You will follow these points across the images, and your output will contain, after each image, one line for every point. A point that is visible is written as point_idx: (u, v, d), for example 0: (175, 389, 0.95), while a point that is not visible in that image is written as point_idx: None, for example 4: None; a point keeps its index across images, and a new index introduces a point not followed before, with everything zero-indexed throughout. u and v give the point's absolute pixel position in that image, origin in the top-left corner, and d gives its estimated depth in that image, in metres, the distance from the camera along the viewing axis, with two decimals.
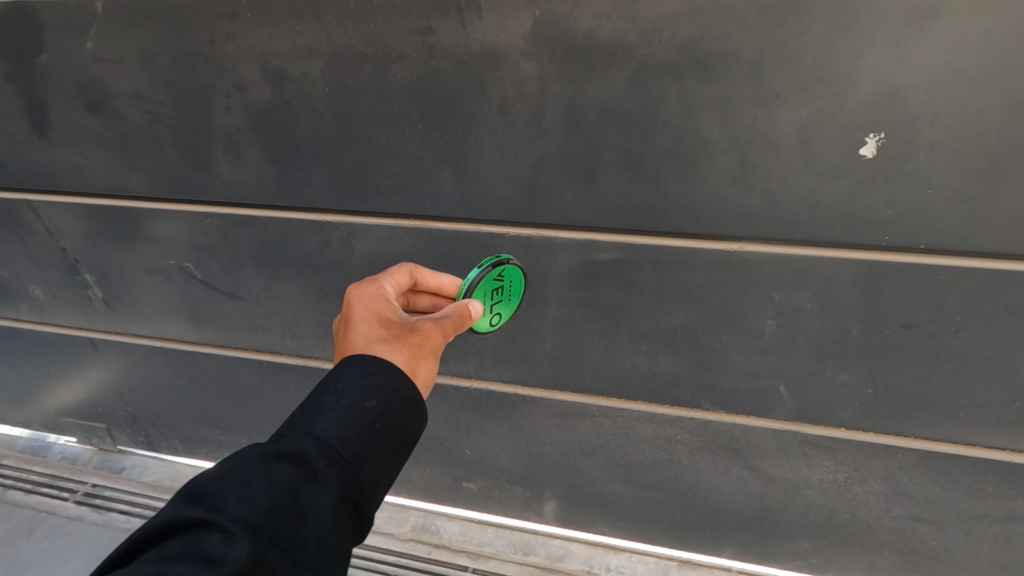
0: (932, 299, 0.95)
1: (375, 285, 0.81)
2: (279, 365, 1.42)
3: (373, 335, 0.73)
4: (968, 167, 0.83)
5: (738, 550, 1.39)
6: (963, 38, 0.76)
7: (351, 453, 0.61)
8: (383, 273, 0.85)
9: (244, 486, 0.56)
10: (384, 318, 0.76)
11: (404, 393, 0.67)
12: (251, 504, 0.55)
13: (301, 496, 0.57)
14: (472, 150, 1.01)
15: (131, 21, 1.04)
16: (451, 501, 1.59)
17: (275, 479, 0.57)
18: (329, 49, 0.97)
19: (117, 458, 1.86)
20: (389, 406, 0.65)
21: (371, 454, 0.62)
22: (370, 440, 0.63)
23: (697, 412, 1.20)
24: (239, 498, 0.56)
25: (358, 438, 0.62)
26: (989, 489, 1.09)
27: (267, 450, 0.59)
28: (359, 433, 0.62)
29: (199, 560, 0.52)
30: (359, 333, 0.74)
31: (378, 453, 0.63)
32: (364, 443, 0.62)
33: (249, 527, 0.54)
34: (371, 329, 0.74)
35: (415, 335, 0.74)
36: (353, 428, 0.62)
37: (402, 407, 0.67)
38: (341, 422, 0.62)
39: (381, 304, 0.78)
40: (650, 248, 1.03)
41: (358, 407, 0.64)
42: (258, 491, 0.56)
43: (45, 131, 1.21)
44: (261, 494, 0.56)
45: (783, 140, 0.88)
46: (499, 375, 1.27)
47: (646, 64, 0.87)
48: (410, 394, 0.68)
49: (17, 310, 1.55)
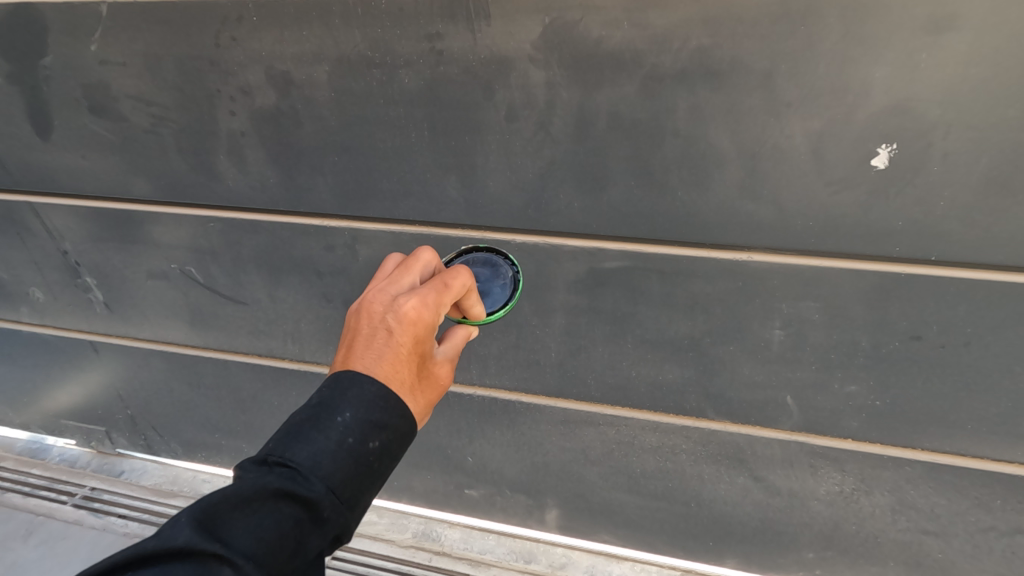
0: (942, 311, 0.94)
1: (432, 315, 0.69)
2: (280, 370, 1.41)
3: (407, 382, 0.67)
4: (980, 180, 0.82)
5: (742, 561, 1.38)
6: (979, 50, 0.75)
7: (352, 494, 0.62)
8: (447, 294, 0.72)
9: (250, 523, 0.57)
10: (421, 362, 0.69)
11: (406, 431, 0.66)
12: (257, 542, 0.56)
13: (301, 534, 0.59)
14: (479, 157, 1.00)
15: (136, 23, 1.03)
16: (452, 508, 1.58)
17: (280, 518, 0.58)
18: (336, 54, 0.96)
19: (116, 461, 1.84)
20: (391, 445, 0.65)
21: (368, 493, 0.64)
22: (369, 480, 0.63)
23: (702, 422, 1.19)
24: (246, 532, 0.57)
25: (358, 479, 0.62)
26: (996, 502, 1.08)
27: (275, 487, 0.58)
28: (361, 474, 0.62)
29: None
30: (397, 373, 0.66)
31: (375, 490, 0.64)
32: (364, 483, 0.63)
33: (254, 565, 0.56)
34: (408, 373, 0.67)
35: (434, 388, 0.72)
36: (356, 469, 0.62)
37: (400, 444, 0.66)
38: (346, 465, 0.61)
39: (426, 341, 0.69)
40: (658, 257, 1.02)
41: (362, 448, 0.62)
42: (264, 528, 0.57)
43: (47, 133, 1.20)
44: (267, 531, 0.57)
45: (794, 150, 0.87)
46: (503, 382, 1.26)
47: (656, 72, 0.86)
48: (410, 433, 0.67)
49: (17, 312, 1.54)
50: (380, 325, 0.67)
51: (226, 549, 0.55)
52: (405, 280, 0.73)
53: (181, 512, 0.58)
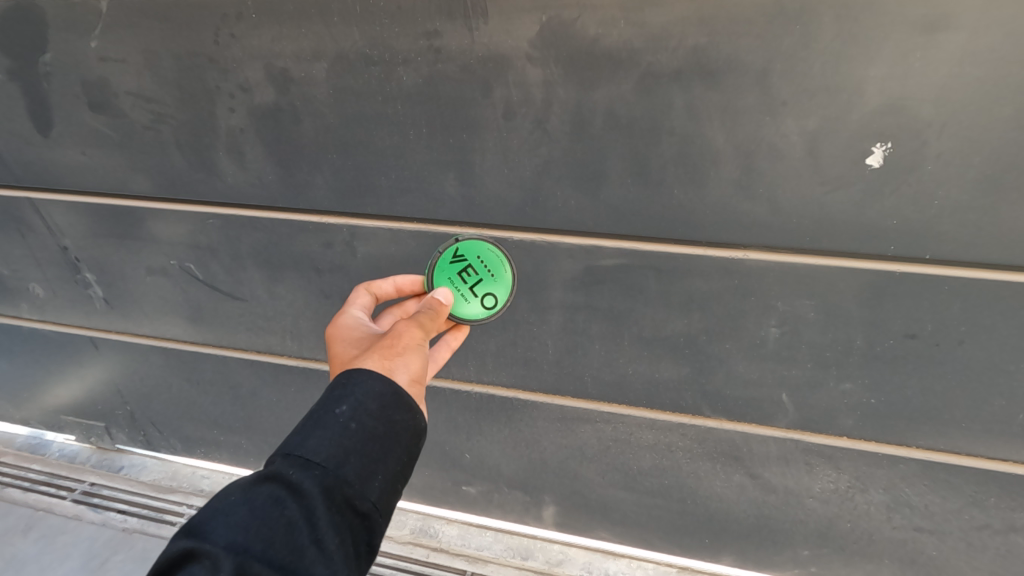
0: (936, 309, 0.95)
1: (344, 313, 0.86)
2: (278, 366, 1.41)
3: (351, 357, 0.76)
4: (974, 178, 0.83)
5: (738, 558, 1.38)
6: (973, 48, 0.75)
7: (329, 459, 0.62)
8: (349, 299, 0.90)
9: (229, 514, 0.59)
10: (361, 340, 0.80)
11: (376, 389, 0.67)
12: (237, 527, 0.58)
13: (284, 510, 0.59)
14: (477, 154, 1.01)
15: (137, 20, 1.03)
16: (450, 504, 1.59)
17: (256, 500, 0.60)
18: (334, 51, 0.97)
19: (116, 456, 1.85)
20: (363, 407, 0.66)
21: (352, 456, 0.63)
22: (346, 443, 0.63)
23: (699, 419, 1.19)
24: (227, 523, 0.59)
25: (333, 444, 0.63)
26: (990, 499, 1.09)
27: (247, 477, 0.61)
28: (334, 439, 0.63)
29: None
30: (340, 360, 0.78)
31: (357, 453, 0.63)
32: (340, 446, 0.63)
33: (235, 550, 0.56)
34: (348, 353, 0.78)
35: (386, 339, 0.75)
36: (328, 435, 0.63)
37: (378, 404, 0.66)
38: (312, 433, 0.63)
39: (351, 328, 0.82)
40: (654, 254, 1.03)
41: (327, 416, 0.65)
42: (243, 514, 0.59)
43: (47, 130, 1.21)
44: (245, 516, 0.59)
45: (789, 148, 0.87)
46: (500, 379, 1.27)
47: (652, 70, 0.86)
48: (386, 392, 0.68)
49: (18, 308, 1.55)
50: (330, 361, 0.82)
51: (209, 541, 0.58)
52: None
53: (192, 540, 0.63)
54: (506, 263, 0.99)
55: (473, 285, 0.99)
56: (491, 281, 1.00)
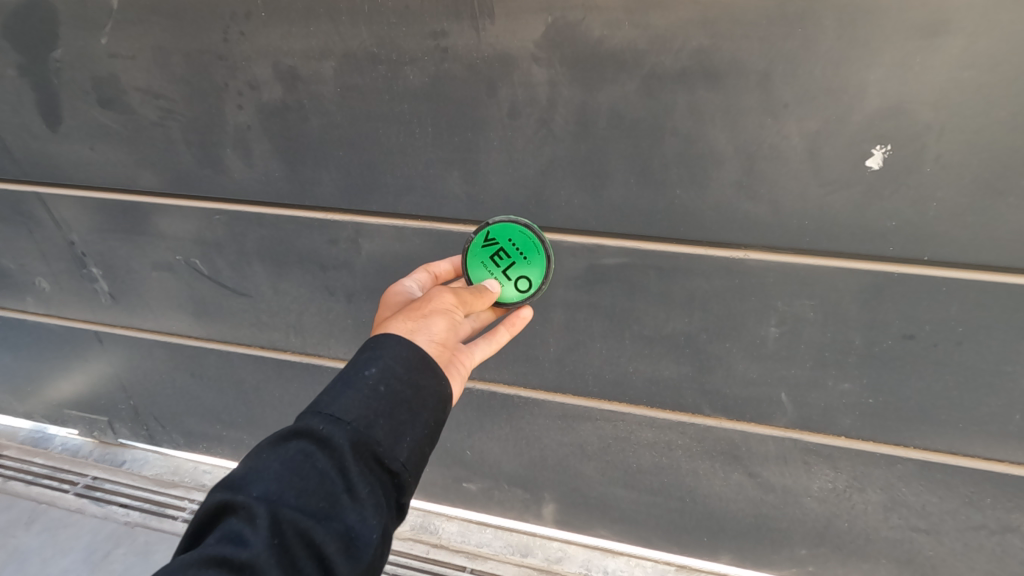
0: (934, 310, 0.96)
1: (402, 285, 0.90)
2: (281, 361, 1.43)
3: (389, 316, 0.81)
4: (972, 181, 0.84)
5: (736, 557, 1.40)
6: (971, 53, 0.76)
7: (357, 419, 0.64)
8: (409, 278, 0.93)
9: (263, 467, 0.62)
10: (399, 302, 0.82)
11: (405, 354, 0.69)
12: (272, 479, 0.60)
13: (315, 465, 0.61)
14: (482, 153, 1.02)
15: (147, 18, 1.05)
16: (450, 501, 1.60)
17: (288, 455, 0.62)
18: (342, 50, 0.98)
19: (117, 450, 1.87)
20: (388, 370, 0.68)
21: (381, 416, 0.65)
22: (373, 406, 0.65)
23: (698, 417, 1.20)
24: (264, 477, 0.61)
25: (361, 404, 0.65)
26: (987, 500, 1.10)
27: (281, 434, 0.64)
28: (362, 400, 0.65)
29: (239, 532, 0.57)
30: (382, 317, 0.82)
31: (386, 414, 0.65)
32: (367, 409, 0.65)
33: (275, 500, 0.59)
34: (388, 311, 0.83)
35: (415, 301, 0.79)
36: (355, 395, 0.65)
37: (403, 369, 0.68)
38: (341, 396, 0.65)
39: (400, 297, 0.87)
40: (656, 253, 1.04)
41: (351, 382, 0.66)
42: (278, 468, 0.61)
43: (57, 125, 1.22)
44: (280, 469, 0.61)
45: (790, 150, 0.89)
46: (501, 377, 1.28)
47: (655, 72, 0.88)
48: (412, 357, 0.70)
49: (23, 302, 1.56)
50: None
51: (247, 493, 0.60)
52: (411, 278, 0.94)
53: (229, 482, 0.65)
54: (540, 247, 0.97)
55: (507, 268, 0.98)
56: (525, 264, 0.99)
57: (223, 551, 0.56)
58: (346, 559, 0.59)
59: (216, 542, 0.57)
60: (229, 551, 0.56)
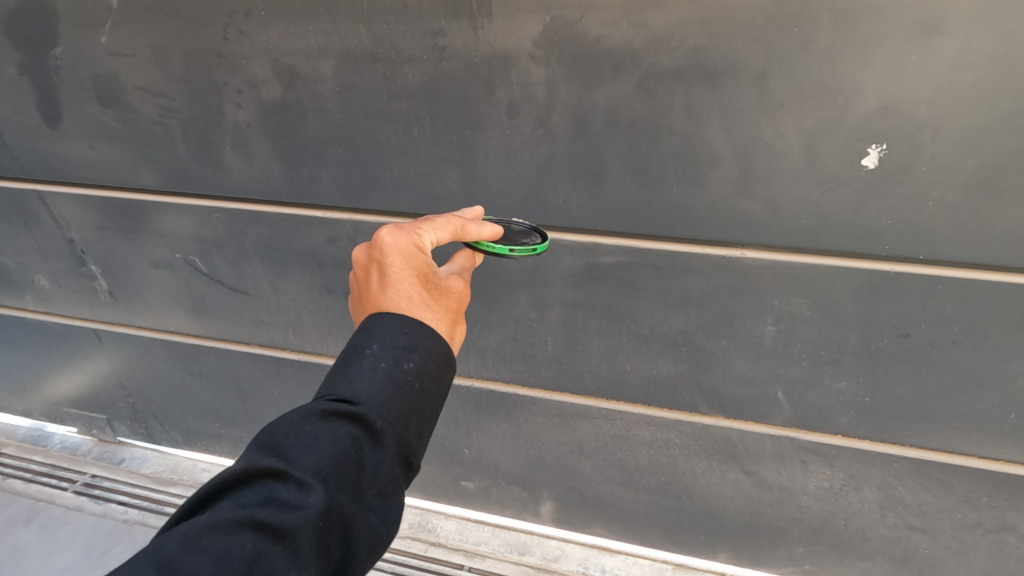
0: (929, 310, 0.96)
1: (418, 235, 0.72)
2: (280, 360, 1.43)
3: (416, 296, 0.69)
4: (968, 181, 0.84)
5: (733, 556, 1.40)
6: (967, 53, 0.77)
7: (399, 411, 0.62)
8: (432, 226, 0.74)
9: (306, 440, 0.57)
10: (424, 278, 0.71)
11: (437, 349, 0.66)
12: (316, 456, 0.56)
13: (360, 450, 0.58)
14: (480, 152, 1.02)
15: (147, 16, 1.05)
16: (448, 500, 1.60)
17: (334, 433, 0.58)
18: (341, 49, 0.98)
19: (116, 449, 1.88)
20: (427, 366, 0.65)
21: (418, 411, 0.63)
22: (416, 402, 0.63)
23: (696, 416, 1.21)
24: (308, 451, 0.57)
25: (404, 397, 0.62)
26: (982, 498, 1.11)
27: (324, 409, 0.59)
28: (404, 393, 0.62)
29: (278, 506, 0.54)
30: (404, 292, 0.68)
31: (423, 410, 0.64)
32: (411, 404, 0.63)
33: (320, 479, 0.56)
34: (413, 288, 0.69)
35: (452, 298, 0.73)
36: (399, 387, 0.62)
37: (439, 366, 0.66)
38: (386, 385, 0.62)
39: (417, 257, 0.72)
40: (653, 253, 1.05)
41: (397, 371, 0.63)
42: (323, 445, 0.57)
43: (56, 123, 1.22)
44: (325, 447, 0.57)
45: (786, 149, 0.89)
46: (499, 375, 1.28)
47: (653, 71, 0.88)
48: (445, 355, 0.67)
49: (22, 300, 1.57)
50: (369, 264, 0.71)
51: (287, 465, 0.56)
52: (430, 228, 0.74)
53: (249, 443, 0.60)
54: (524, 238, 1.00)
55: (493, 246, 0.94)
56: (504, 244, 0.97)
57: (267, 522, 0.52)
58: (371, 547, 0.58)
59: (256, 509, 0.53)
60: (274, 523, 0.52)
